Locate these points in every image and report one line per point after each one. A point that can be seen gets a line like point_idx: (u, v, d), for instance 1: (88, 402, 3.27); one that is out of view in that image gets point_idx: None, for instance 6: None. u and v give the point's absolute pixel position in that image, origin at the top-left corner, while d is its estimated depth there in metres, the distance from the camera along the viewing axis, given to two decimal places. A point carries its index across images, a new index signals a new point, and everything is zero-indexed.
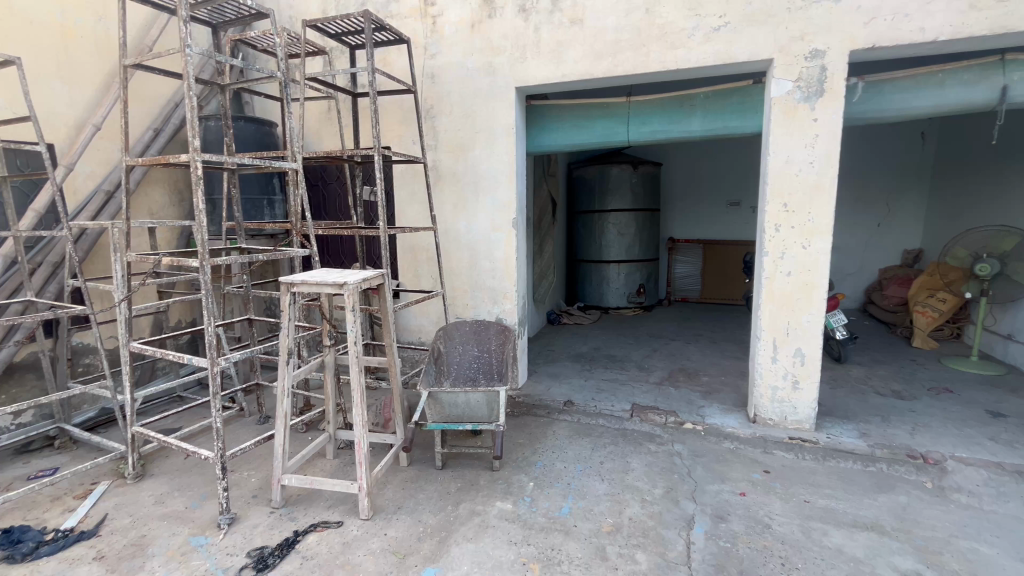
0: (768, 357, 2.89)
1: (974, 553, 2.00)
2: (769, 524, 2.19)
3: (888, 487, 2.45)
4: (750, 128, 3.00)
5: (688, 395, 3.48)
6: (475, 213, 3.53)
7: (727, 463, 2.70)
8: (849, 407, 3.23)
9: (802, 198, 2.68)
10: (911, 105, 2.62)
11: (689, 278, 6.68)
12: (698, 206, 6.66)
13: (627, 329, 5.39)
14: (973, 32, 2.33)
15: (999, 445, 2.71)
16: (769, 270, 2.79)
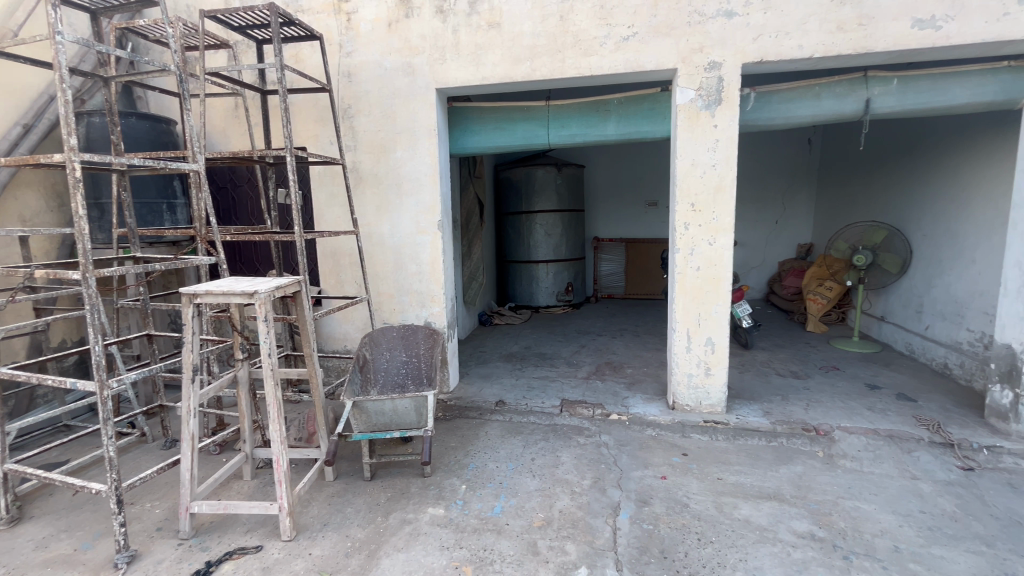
0: (683, 347, 3.09)
1: (857, 511, 2.26)
2: (687, 503, 2.34)
3: (787, 459, 2.71)
4: (660, 132, 3.19)
5: (614, 387, 3.64)
6: (399, 215, 3.46)
7: (649, 449, 2.85)
8: (755, 389, 3.53)
9: (707, 198, 2.89)
10: (795, 114, 2.92)
11: (614, 275, 6.97)
12: (620, 207, 6.98)
13: (557, 326, 5.52)
14: (840, 50, 2.64)
15: (875, 414, 3.09)
16: (681, 265, 2.98)
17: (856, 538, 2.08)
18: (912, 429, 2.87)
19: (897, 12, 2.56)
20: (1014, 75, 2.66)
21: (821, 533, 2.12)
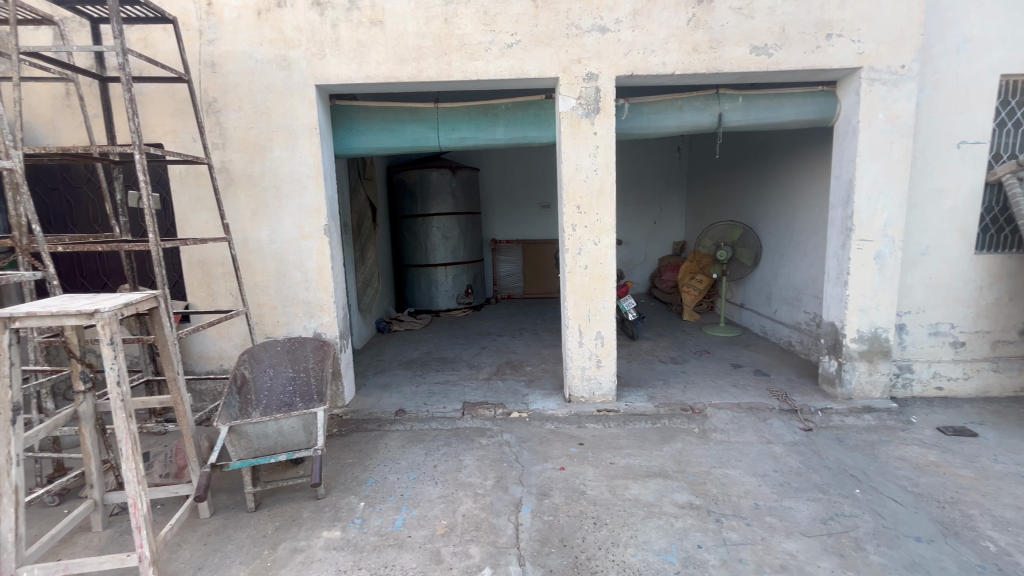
0: (575, 342, 3.25)
1: (726, 477, 2.56)
2: (583, 490, 2.47)
3: (669, 438, 2.98)
4: (546, 138, 3.31)
5: (514, 386, 3.71)
6: (279, 220, 3.20)
7: (548, 443, 2.96)
8: (640, 376, 3.83)
9: (591, 200, 3.07)
10: (662, 124, 3.22)
11: (512, 276, 7.12)
12: (515, 209, 7.16)
13: (458, 329, 5.50)
14: (696, 69, 2.97)
15: (738, 389, 3.52)
16: (570, 264, 3.14)
17: (725, 501, 2.35)
18: (766, 400, 3.31)
19: (738, 38, 2.94)
20: (827, 97, 3.18)
21: (698, 501, 2.35)
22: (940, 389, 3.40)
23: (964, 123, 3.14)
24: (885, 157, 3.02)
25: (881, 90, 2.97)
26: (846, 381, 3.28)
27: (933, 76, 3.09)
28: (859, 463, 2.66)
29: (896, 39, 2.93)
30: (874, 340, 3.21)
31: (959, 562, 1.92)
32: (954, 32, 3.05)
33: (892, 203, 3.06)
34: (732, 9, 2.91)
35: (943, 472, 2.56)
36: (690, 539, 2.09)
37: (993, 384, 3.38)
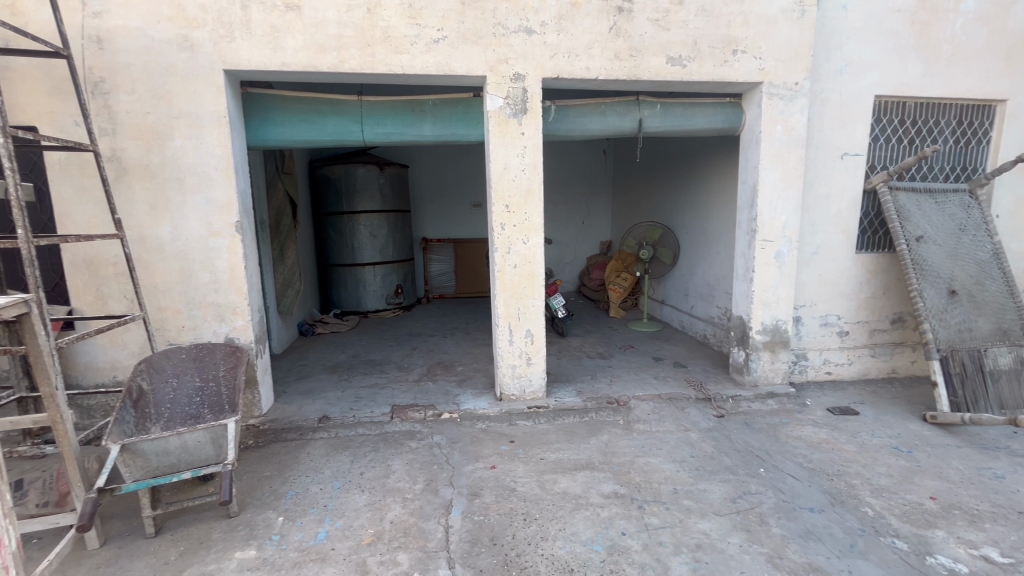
0: (506, 340, 3.26)
1: (648, 465, 2.69)
2: (514, 488, 2.48)
3: (597, 431, 3.09)
4: (475, 136, 3.30)
5: (445, 387, 3.67)
6: (182, 215, 2.92)
7: (479, 442, 2.95)
8: (569, 372, 3.93)
9: (519, 200, 3.10)
10: (587, 127, 3.32)
11: (443, 275, 7.03)
12: (446, 208, 7.08)
13: (387, 331, 5.34)
14: (618, 75, 3.09)
15: (659, 381, 3.73)
16: (499, 263, 3.14)
17: (647, 488, 2.47)
18: (684, 390, 3.53)
19: (655, 49, 3.09)
20: (734, 108, 3.44)
21: (622, 490, 2.45)
22: (830, 373, 3.81)
23: (847, 137, 3.53)
24: (782, 165, 3.32)
25: (779, 104, 3.27)
26: (753, 370, 3.57)
27: (822, 93, 3.45)
28: (764, 444, 2.91)
29: (791, 58, 3.23)
30: (776, 332, 3.52)
31: (844, 528, 2.16)
32: (837, 55, 3.42)
33: (789, 207, 3.37)
34: (650, 20, 3.06)
35: (832, 448, 2.86)
36: (615, 527, 2.18)
37: (871, 367, 3.84)
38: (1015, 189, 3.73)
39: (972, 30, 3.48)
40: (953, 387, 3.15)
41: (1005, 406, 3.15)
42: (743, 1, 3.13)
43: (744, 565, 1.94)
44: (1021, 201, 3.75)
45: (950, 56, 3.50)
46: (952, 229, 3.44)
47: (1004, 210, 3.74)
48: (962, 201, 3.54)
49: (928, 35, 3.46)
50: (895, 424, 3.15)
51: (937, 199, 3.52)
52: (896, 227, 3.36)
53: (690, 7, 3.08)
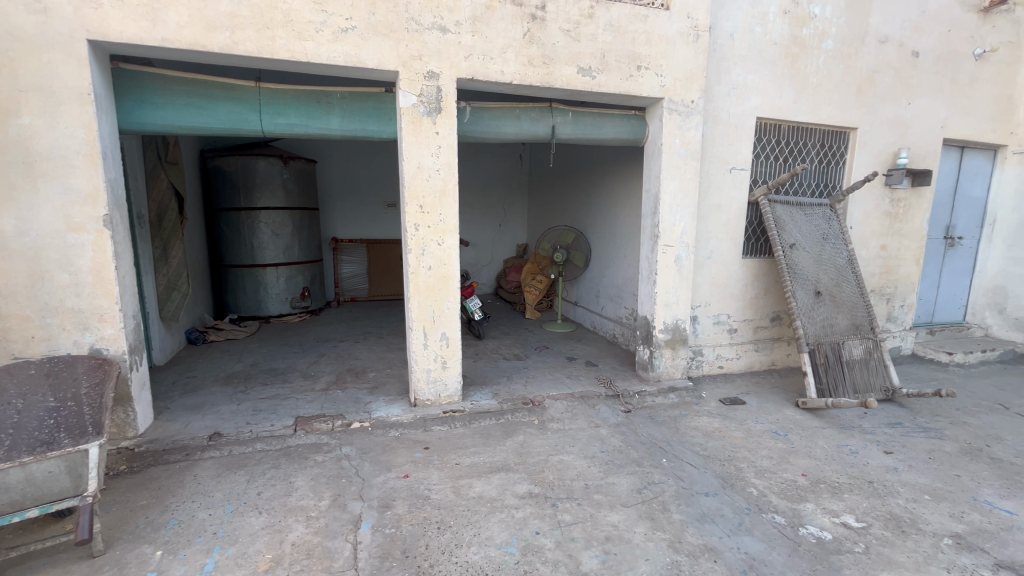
0: (420, 344, 3.17)
1: (561, 462, 2.76)
2: (428, 496, 2.41)
3: (512, 432, 3.11)
4: (387, 133, 3.17)
5: (355, 394, 3.48)
6: (32, 206, 2.48)
7: (391, 451, 2.84)
8: (486, 374, 3.93)
9: (433, 200, 3.04)
10: (502, 130, 3.34)
11: (355, 277, 6.72)
12: (358, 207, 6.76)
13: (291, 337, 4.98)
14: (532, 81, 3.14)
15: (572, 380, 3.85)
16: (413, 265, 3.05)
17: (560, 486, 2.53)
18: (594, 388, 3.67)
19: (567, 58, 3.19)
20: (639, 121, 3.65)
21: (536, 490, 2.49)
22: (722, 367, 4.18)
23: (734, 153, 3.91)
24: (681, 176, 3.59)
25: (677, 119, 3.53)
26: (656, 366, 3.81)
27: (714, 112, 3.78)
28: (666, 435, 3.11)
29: (687, 78, 3.51)
30: (676, 330, 3.79)
31: (734, 509, 2.37)
32: (726, 78, 3.77)
33: (686, 215, 3.65)
34: (562, 30, 3.15)
35: (723, 435, 3.13)
36: (529, 527, 2.20)
37: (755, 361, 4.29)
38: (864, 205, 4.37)
39: (831, 65, 4.02)
40: (819, 376, 3.60)
41: (858, 390, 3.66)
42: (646, 20, 3.34)
43: (648, 553, 2.05)
44: (868, 215, 4.39)
45: (816, 87, 4.01)
46: (817, 238, 3.94)
47: (856, 222, 4.37)
48: (825, 213, 4.07)
49: (798, 67, 3.94)
50: (775, 411, 3.53)
51: (806, 212, 4.01)
52: (774, 235, 3.77)
53: (599, 22, 3.23)
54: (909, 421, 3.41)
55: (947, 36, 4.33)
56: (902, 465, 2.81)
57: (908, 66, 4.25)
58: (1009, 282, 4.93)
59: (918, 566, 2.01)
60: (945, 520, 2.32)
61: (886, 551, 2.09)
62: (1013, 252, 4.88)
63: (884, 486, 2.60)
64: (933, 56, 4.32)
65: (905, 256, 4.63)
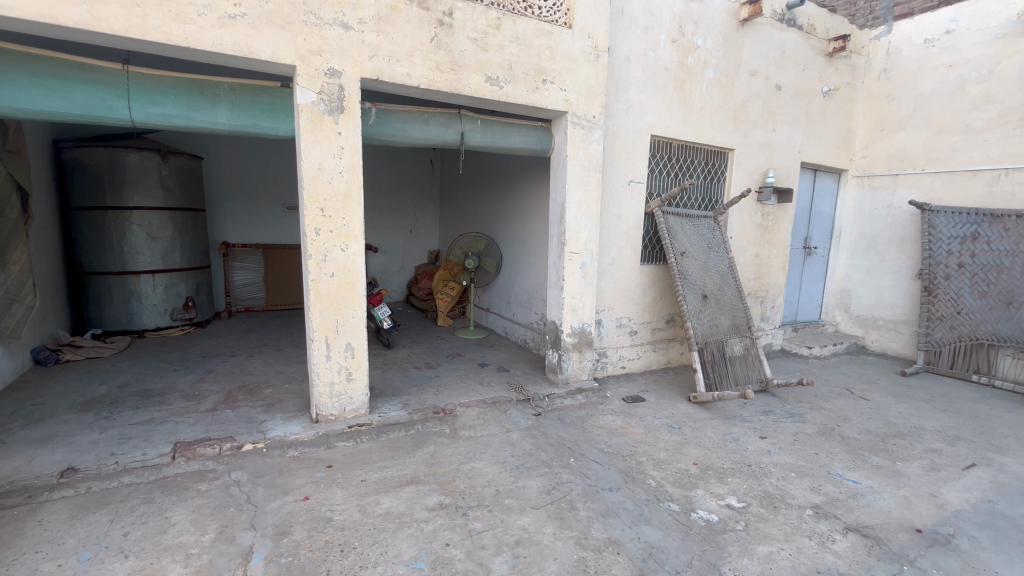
0: (322, 356, 2.98)
1: (471, 470, 2.74)
2: (330, 517, 2.27)
3: (422, 443, 3.04)
4: (284, 131, 2.96)
5: (247, 414, 3.18)
6: None
7: (290, 472, 2.63)
8: (395, 385, 3.79)
9: (336, 203, 2.89)
10: (409, 134, 3.26)
11: (249, 285, 6.17)
12: (252, 209, 6.24)
13: (171, 353, 4.44)
14: (439, 87, 3.12)
15: (483, 386, 3.85)
16: (313, 271, 2.87)
17: (471, 494, 2.50)
18: (506, 393, 3.70)
19: (474, 66, 3.21)
20: (545, 133, 3.78)
21: (447, 500, 2.44)
22: (624, 367, 4.44)
23: (632, 167, 4.19)
24: (585, 187, 3.77)
25: (581, 132, 3.71)
26: (564, 369, 3.94)
27: (614, 128, 4.03)
28: (573, 436, 3.23)
29: (590, 94, 3.70)
30: (582, 333, 3.96)
31: (635, 500, 2.51)
32: (624, 97, 4.04)
33: (590, 224, 3.84)
34: (469, 38, 3.17)
35: (625, 432, 3.32)
36: (439, 539, 2.15)
37: (652, 360, 4.61)
38: (741, 218, 4.92)
39: (713, 92, 4.48)
40: (707, 371, 3.96)
41: (738, 383, 4.09)
42: (551, 36, 3.48)
43: (556, 552, 2.10)
44: (744, 227, 4.95)
45: (701, 110, 4.44)
46: (704, 246, 4.36)
47: (734, 233, 4.89)
48: (710, 225, 4.50)
49: (686, 91, 4.34)
50: (670, 406, 3.82)
51: (693, 223, 4.41)
52: (667, 243, 4.10)
53: (506, 34, 3.30)
54: (779, 409, 3.87)
55: (802, 74, 5.03)
56: (774, 448, 3.18)
57: (773, 97, 4.86)
58: (852, 285, 5.82)
59: (787, 537, 2.27)
60: (807, 493, 2.66)
61: (762, 526, 2.34)
62: (854, 260, 5.77)
63: (760, 467, 2.92)
64: (792, 91, 5.00)
65: (774, 263, 5.27)
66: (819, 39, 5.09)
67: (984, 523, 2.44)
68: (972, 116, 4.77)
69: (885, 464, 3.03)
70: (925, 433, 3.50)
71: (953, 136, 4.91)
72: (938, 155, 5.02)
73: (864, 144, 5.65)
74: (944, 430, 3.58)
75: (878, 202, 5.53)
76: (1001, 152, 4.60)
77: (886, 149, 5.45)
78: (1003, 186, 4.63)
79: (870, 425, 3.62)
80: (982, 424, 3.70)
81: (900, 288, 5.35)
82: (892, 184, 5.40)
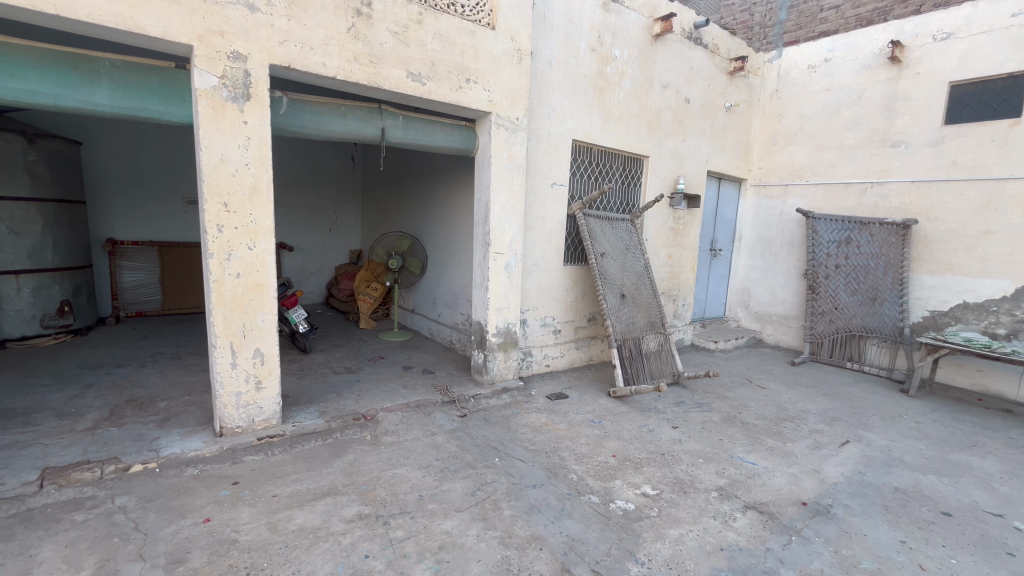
0: (226, 364, 2.74)
1: (393, 477, 2.65)
2: (235, 539, 2.08)
3: (341, 452, 2.90)
4: (178, 117, 2.69)
5: (136, 431, 2.84)
6: None
7: (188, 493, 2.38)
8: (311, 392, 3.58)
9: (242, 198, 2.67)
10: (325, 127, 3.08)
11: (142, 287, 5.54)
12: (145, 203, 5.61)
13: (40, 365, 3.85)
14: (357, 79, 2.98)
15: (407, 389, 3.74)
16: (215, 271, 2.63)
17: (392, 501, 2.42)
18: (430, 396, 3.63)
19: (395, 60, 3.12)
20: (469, 132, 3.77)
21: (366, 510, 2.35)
22: (549, 365, 4.54)
23: (555, 170, 4.29)
24: (509, 188, 3.81)
25: (505, 133, 3.73)
26: (490, 369, 3.95)
27: (537, 131, 4.11)
28: (498, 435, 3.24)
29: (513, 96, 3.74)
30: (507, 333, 3.99)
31: (557, 495, 2.57)
32: (546, 101, 4.13)
33: (514, 224, 3.88)
34: (389, 31, 3.07)
35: (549, 429, 3.39)
36: (357, 552, 2.05)
37: (575, 357, 4.76)
38: (655, 221, 5.22)
39: (629, 101, 4.72)
40: (625, 367, 4.16)
41: (653, 377, 4.33)
42: (474, 35, 3.46)
43: (480, 554, 2.08)
44: (658, 230, 5.27)
45: (619, 118, 4.66)
46: (621, 248, 4.57)
47: (650, 235, 5.19)
48: (627, 227, 4.73)
49: (605, 99, 4.53)
50: (592, 401, 3.96)
51: (613, 225, 4.61)
52: (589, 244, 4.25)
53: (428, 30, 3.23)
54: (689, 400, 4.16)
55: (708, 89, 5.45)
56: (684, 436, 3.41)
57: (683, 109, 5.22)
58: (750, 284, 6.40)
59: (695, 519, 2.44)
60: (713, 476, 2.88)
61: (673, 511, 2.49)
62: (753, 261, 6.36)
63: (671, 455, 3.11)
64: (700, 104, 5.40)
65: (685, 264, 5.66)
66: (722, 58, 5.54)
67: (855, 492, 2.79)
68: (846, 135, 5.44)
69: (778, 445, 3.36)
70: (810, 416, 3.94)
71: (831, 153, 5.57)
72: (819, 168, 5.67)
73: (759, 157, 6.24)
74: (825, 412, 4.05)
75: (772, 209, 6.13)
76: (868, 167, 5.29)
77: (778, 162, 6.06)
78: (869, 198, 5.31)
79: (766, 410, 4.00)
80: (854, 405, 4.23)
81: (790, 287, 5.97)
82: (783, 193, 6.01)
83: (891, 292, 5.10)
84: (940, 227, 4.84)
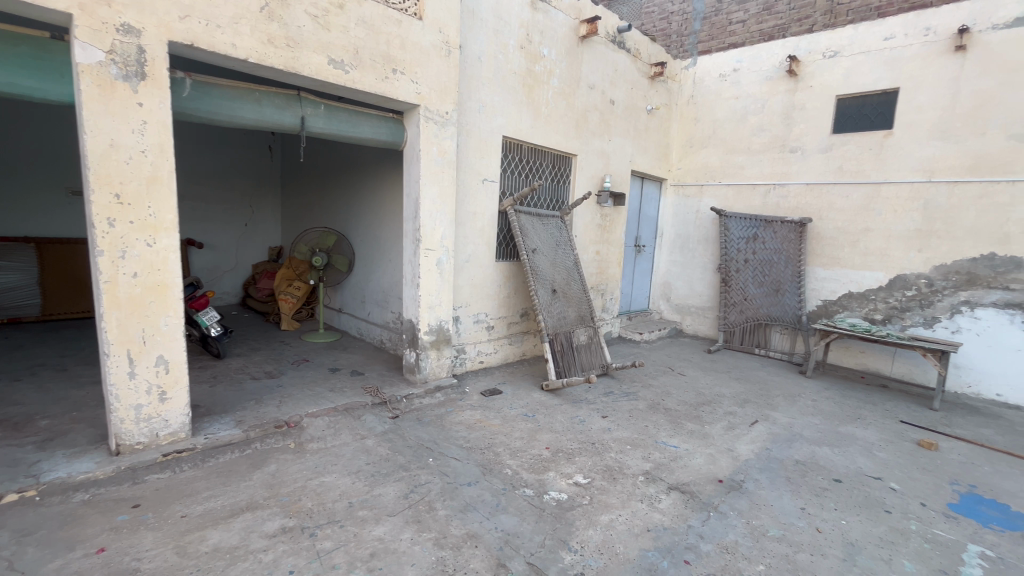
0: (123, 374, 2.45)
1: (320, 485, 2.52)
2: (136, 568, 1.88)
3: (261, 463, 2.70)
4: (55, 95, 2.35)
5: (10, 455, 2.47)
6: None
7: (78, 522, 2.11)
8: (226, 400, 3.31)
9: (137, 189, 2.40)
10: (237, 114, 2.84)
11: (18, 289, 4.81)
12: (19, 193, 4.89)
13: None
14: (271, 63, 2.78)
15: (335, 393, 3.57)
16: (106, 271, 2.34)
17: (320, 511, 2.30)
18: (360, 399, 3.50)
19: (315, 45, 2.94)
20: (397, 124, 3.65)
21: (291, 522, 2.21)
22: (483, 361, 4.54)
23: (486, 166, 4.28)
24: (439, 183, 3.74)
25: (434, 127, 3.66)
26: (423, 368, 3.87)
27: (467, 126, 4.07)
28: (432, 435, 3.19)
29: (442, 90, 3.67)
30: (440, 331, 3.92)
31: (492, 492, 2.57)
32: (476, 96, 4.10)
33: (445, 220, 3.82)
34: (308, 14, 2.89)
35: (483, 425, 3.39)
36: (281, 568, 1.93)
37: (508, 353, 4.79)
38: (584, 218, 5.38)
39: (557, 100, 4.80)
40: (557, 360, 4.25)
41: (584, 369, 4.47)
42: (400, 24, 3.35)
43: (414, 557, 2.04)
44: (586, 226, 5.43)
45: (548, 116, 4.74)
46: (552, 244, 4.66)
47: (578, 232, 5.33)
48: (557, 224, 4.82)
49: (534, 97, 4.58)
50: (525, 395, 4.02)
51: (543, 222, 4.68)
52: (520, 241, 4.29)
53: (350, 15, 3.08)
54: (617, 389, 4.34)
55: (630, 92, 5.68)
56: (613, 425, 3.55)
57: (608, 110, 5.41)
58: (671, 278, 6.80)
59: (624, 503, 2.54)
60: (639, 461, 3.02)
61: (603, 497, 2.58)
62: (673, 257, 6.75)
63: (601, 444, 3.22)
64: (623, 106, 5.62)
65: (612, 260, 5.89)
66: (643, 62, 5.80)
67: (763, 466, 3.05)
68: (752, 140, 5.92)
69: (697, 428, 3.59)
70: (724, 399, 4.26)
71: (740, 156, 6.03)
72: (730, 170, 6.13)
73: (678, 158, 6.62)
74: (737, 395, 4.39)
75: (690, 207, 6.54)
76: (771, 170, 5.79)
77: (694, 163, 6.47)
78: (772, 198, 5.81)
79: (686, 396, 4.27)
80: (762, 388, 4.63)
81: (706, 280, 6.40)
82: (699, 193, 6.43)
83: (791, 284, 5.63)
84: (830, 225, 5.41)
